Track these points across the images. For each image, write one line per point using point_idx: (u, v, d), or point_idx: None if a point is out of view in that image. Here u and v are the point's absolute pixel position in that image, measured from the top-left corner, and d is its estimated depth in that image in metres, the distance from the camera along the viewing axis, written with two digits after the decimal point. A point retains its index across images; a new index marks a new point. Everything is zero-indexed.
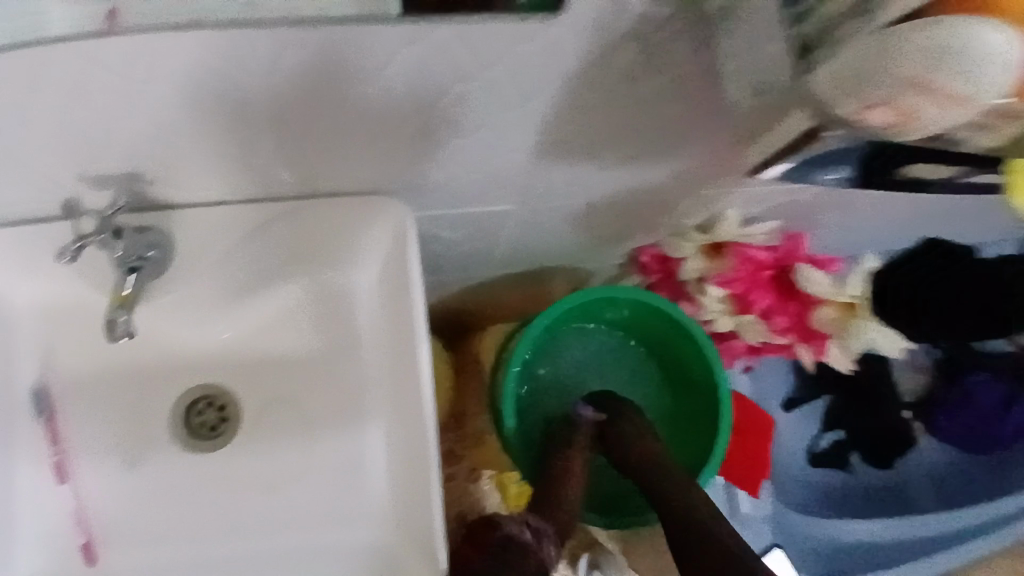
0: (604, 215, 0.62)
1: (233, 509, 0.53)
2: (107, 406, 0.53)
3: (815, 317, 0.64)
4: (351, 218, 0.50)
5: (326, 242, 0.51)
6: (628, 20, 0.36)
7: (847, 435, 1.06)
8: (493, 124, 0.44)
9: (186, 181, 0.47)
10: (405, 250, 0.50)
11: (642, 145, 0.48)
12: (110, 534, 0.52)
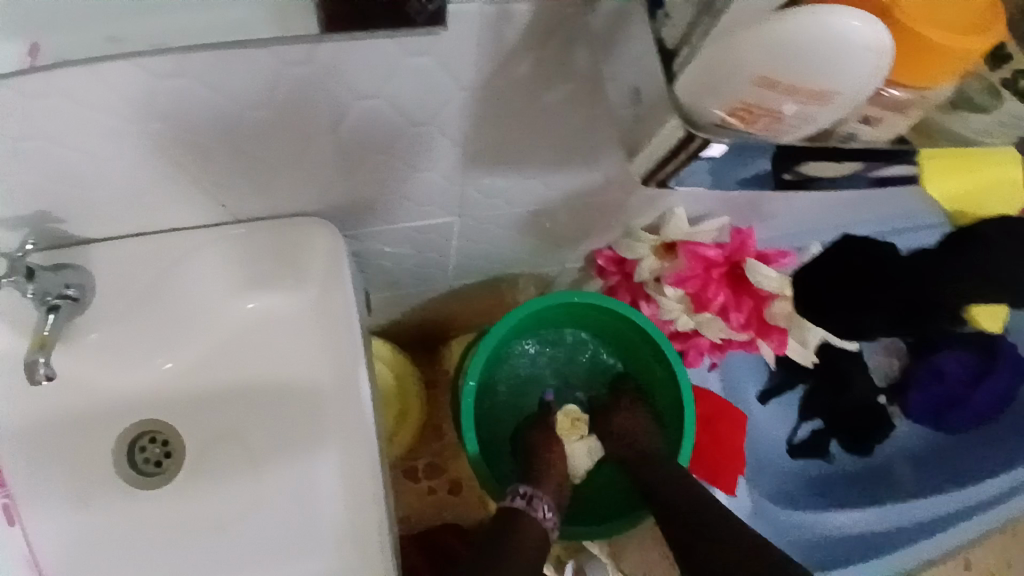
0: (551, 220, 0.62)
1: (182, 546, 0.52)
2: (41, 453, 0.50)
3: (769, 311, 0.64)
4: (281, 238, 0.50)
5: (265, 267, 0.50)
6: (537, 26, 0.36)
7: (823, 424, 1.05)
8: (412, 137, 0.44)
9: (99, 214, 0.46)
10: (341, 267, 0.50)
11: (574, 144, 0.48)
12: None
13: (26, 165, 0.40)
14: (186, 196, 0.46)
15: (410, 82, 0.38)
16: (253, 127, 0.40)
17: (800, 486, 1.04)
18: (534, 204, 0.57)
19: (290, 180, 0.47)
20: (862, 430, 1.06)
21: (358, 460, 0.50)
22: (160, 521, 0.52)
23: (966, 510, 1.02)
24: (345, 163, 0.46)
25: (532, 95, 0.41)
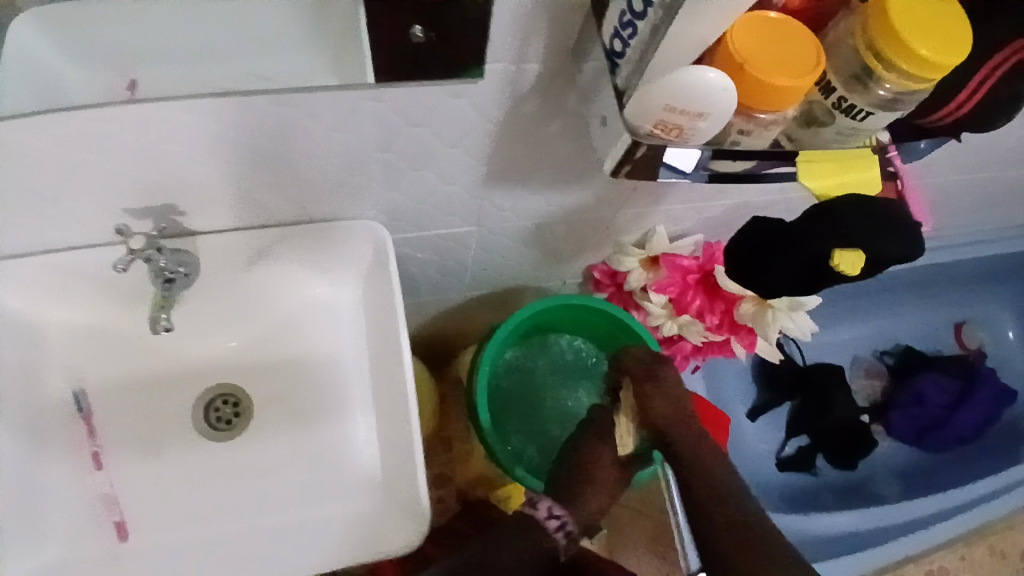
0: (551, 234, 0.74)
1: (238, 486, 0.62)
2: (132, 409, 0.62)
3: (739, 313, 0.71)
4: (333, 235, 0.62)
5: (325, 256, 0.63)
6: (539, 77, 0.49)
7: (810, 440, 1.13)
8: (442, 158, 0.57)
9: (195, 214, 0.59)
10: (383, 257, 0.62)
11: (568, 166, 0.60)
12: (140, 514, 0.60)
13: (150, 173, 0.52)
14: (269, 202, 0.59)
15: (448, 115, 0.51)
16: (327, 147, 0.54)
17: (788, 495, 1.10)
18: (537, 218, 0.69)
19: (345, 191, 0.59)
20: (847, 449, 1.12)
21: (388, 420, 0.61)
22: (219, 473, 0.62)
23: (944, 512, 1.09)
24: (389, 176, 0.58)
25: (534, 124, 0.53)
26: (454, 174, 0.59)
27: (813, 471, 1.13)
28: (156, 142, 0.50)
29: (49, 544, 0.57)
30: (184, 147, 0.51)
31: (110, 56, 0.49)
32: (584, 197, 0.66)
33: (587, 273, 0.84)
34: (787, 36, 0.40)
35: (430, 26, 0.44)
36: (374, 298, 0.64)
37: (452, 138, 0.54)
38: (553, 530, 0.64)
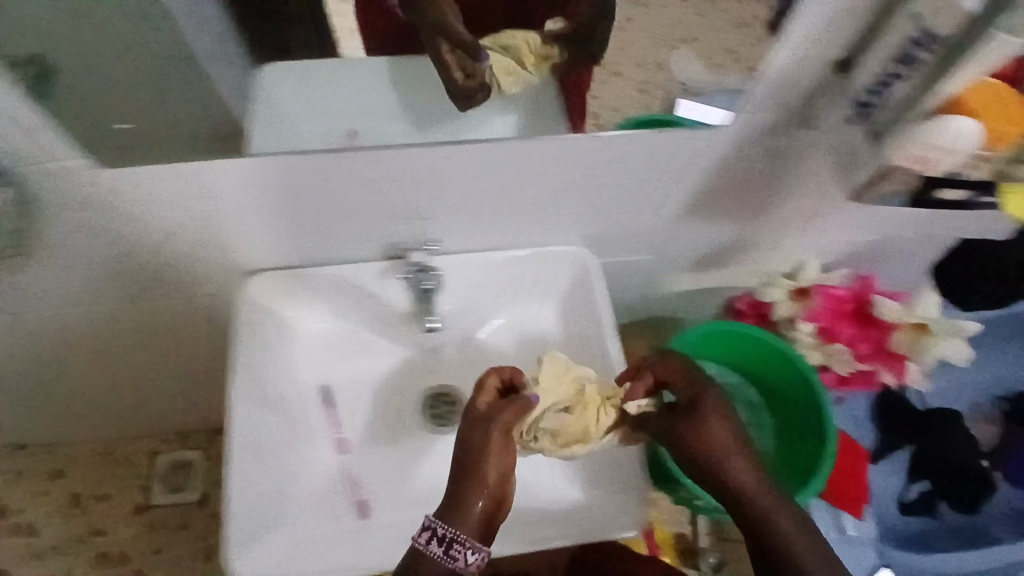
0: (711, 263, 0.84)
1: None
2: (366, 404, 0.73)
3: (893, 340, 0.82)
4: (544, 257, 0.72)
5: (537, 276, 0.73)
6: (754, 109, 0.60)
7: (932, 485, 1.15)
8: (652, 192, 0.68)
9: (439, 235, 0.71)
10: (588, 274, 0.71)
11: (750, 201, 0.71)
12: (375, 493, 0.69)
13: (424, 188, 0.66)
14: (496, 225, 0.71)
15: (671, 143, 0.63)
16: (558, 176, 0.65)
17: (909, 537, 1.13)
18: (707, 248, 0.80)
19: (561, 215, 0.70)
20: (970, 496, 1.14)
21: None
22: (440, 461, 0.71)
23: None
24: (602, 208, 0.70)
25: (736, 156, 0.65)
26: (655, 204, 0.69)
27: (933, 516, 1.15)
28: (430, 168, 0.63)
29: (297, 516, 0.65)
30: (449, 172, 0.64)
31: (405, 108, 0.64)
32: (753, 231, 0.77)
33: (729, 304, 0.93)
34: (1001, 97, 0.52)
35: (694, 53, 0.59)
36: (578, 312, 0.72)
37: (666, 170, 0.66)
38: (438, 555, 0.54)
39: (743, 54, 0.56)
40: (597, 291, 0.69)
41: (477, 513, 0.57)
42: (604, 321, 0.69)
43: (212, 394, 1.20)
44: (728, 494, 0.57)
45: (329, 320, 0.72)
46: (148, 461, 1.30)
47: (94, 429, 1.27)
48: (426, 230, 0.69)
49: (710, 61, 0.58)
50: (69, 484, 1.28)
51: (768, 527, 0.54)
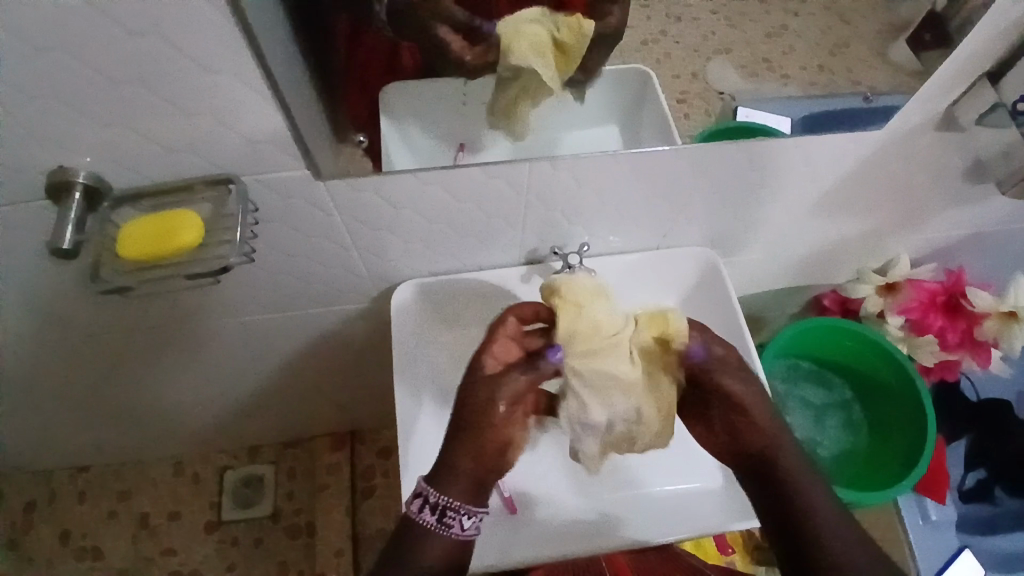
0: (810, 261, 0.87)
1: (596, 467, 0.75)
2: None
3: (982, 330, 0.87)
4: (672, 256, 0.75)
5: (666, 280, 0.76)
6: (901, 123, 0.62)
7: (988, 472, 1.17)
8: (782, 195, 0.70)
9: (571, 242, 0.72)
10: (717, 274, 0.75)
11: (865, 199, 0.74)
12: (521, 492, 0.72)
13: (571, 205, 0.65)
14: (636, 233, 0.72)
15: (815, 154, 0.65)
16: (714, 182, 0.66)
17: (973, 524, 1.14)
18: (813, 245, 0.82)
19: (697, 223, 0.72)
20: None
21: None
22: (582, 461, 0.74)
23: None
24: (731, 211, 0.71)
25: (868, 162, 0.67)
26: (785, 207, 0.72)
27: (994, 501, 1.16)
28: (596, 179, 0.62)
29: None
30: (609, 184, 0.63)
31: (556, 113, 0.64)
32: (860, 226, 0.79)
33: (813, 301, 0.98)
34: None
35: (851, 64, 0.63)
36: (709, 316, 0.75)
37: (802, 176, 0.68)
38: (432, 524, 0.59)
39: (775, 62, 0.66)
40: (732, 297, 0.73)
41: (466, 483, 0.59)
42: (738, 320, 0.72)
43: (287, 409, 1.20)
44: (768, 468, 0.61)
45: (463, 326, 0.73)
46: (214, 479, 1.30)
47: (162, 448, 1.27)
48: (569, 237, 0.70)
49: (745, 69, 0.67)
50: (136, 504, 1.27)
51: (795, 496, 0.59)
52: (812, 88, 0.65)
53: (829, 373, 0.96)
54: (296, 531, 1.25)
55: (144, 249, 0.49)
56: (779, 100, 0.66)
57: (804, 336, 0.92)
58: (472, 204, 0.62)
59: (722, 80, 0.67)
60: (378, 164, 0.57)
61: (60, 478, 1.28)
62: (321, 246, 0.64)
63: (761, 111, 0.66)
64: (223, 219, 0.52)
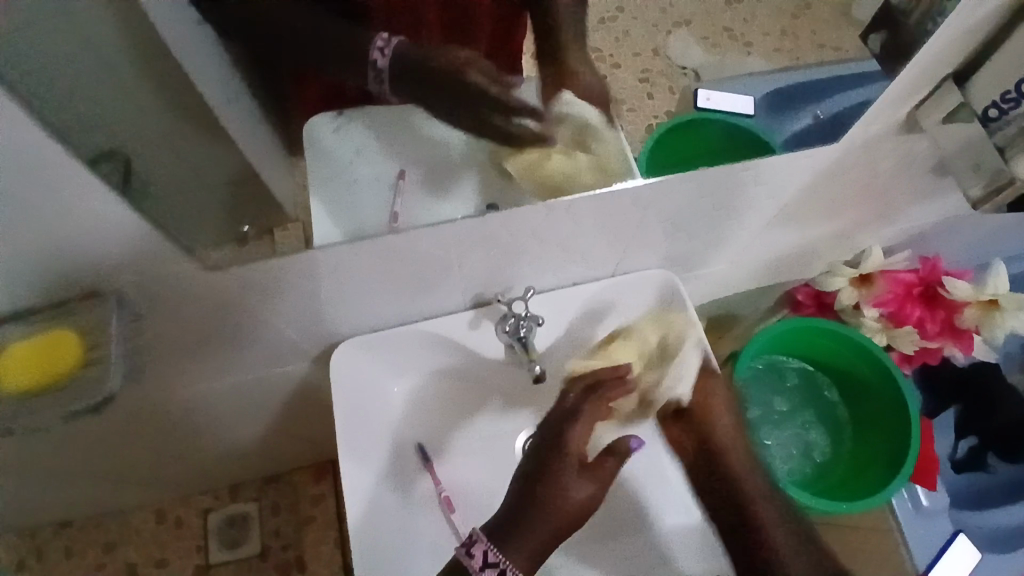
0: (777, 261, 0.83)
1: None
2: (466, 457, 0.71)
3: (963, 318, 0.84)
4: (628, 283, 0.72)
5: (623, 308, 0.73)
6: None
7: (980, 440, 1.15)
8: (737, 201, 0.66)
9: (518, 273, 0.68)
10: (677, 297, 0.72)
11: (828, 194, 0.70)
12: None
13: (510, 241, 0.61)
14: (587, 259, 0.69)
15: None
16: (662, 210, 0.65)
17: (969, 496, 1.13)
18: (776, 244, 0.78)
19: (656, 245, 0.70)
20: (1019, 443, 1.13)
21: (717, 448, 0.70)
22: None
23: None
24: (682, 225, 0.67)
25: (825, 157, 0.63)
26: (745, 220, 0.71)
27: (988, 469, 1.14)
28: (534, 227, 0.63)
29: None
30: (551, 227, 0.64)
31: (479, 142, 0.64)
32: (822, 221, 0.75)
33: (787, 296, 0.94)
34: None
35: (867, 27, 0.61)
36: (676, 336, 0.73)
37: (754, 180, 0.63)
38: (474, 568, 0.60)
39: (737, 30, 0.69)
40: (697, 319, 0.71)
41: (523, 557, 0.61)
42: (700, 341, 0.70)
43: (264, 450, 1.16)
44: None
45: (410, 379, 0.72)
46: (198, 522, 1.26)
47: (142, 496, 1.22)
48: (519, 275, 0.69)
49: (707, 41, 0.69)
50: (122, 555, 1.23)
51: None
52: (776, 54, 0.70)
53: (809, 372, 0.93)
54: (286, 567, 1.22)
55: (16, 375, 0.54)
56: (745, 76, 0.71)
57: (783, 338, 0.89)
58: (411, 256, 0.63)
59: (686, 55, 0.69)
60: (304, 243, 0.59)
61: (44, 536, 1.23)
62: (270, 311, 0.65)
63: (722, 93, 0.70)
64: (95, 331, 0.57)
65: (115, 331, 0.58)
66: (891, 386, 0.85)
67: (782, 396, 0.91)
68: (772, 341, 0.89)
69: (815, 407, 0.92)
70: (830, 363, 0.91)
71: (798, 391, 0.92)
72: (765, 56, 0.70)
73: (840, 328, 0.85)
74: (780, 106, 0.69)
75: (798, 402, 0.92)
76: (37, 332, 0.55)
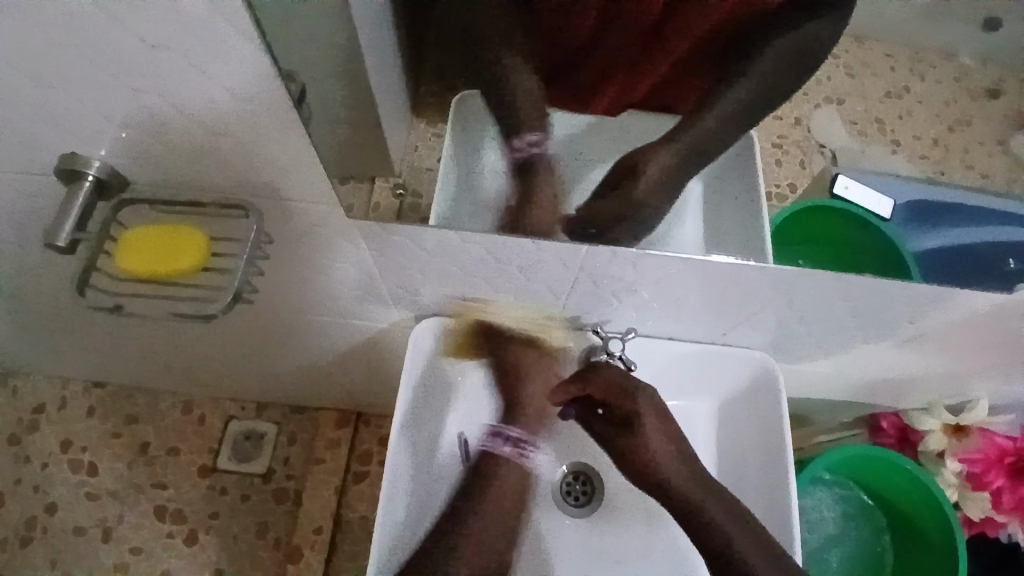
0: (872, 370, 0.79)
1: (591, 563, 0.73)
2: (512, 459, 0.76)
3: None
4: (728, 358, 0.76)
5: (709, 379, 0.77)
6: None
7: None
8: None
9: (632, 305, 0.73)
10: (769, 382, 0.75)
11: None
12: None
13: None
14: (696, 321, 0.74)
15: None
16: (771, 297, 0.70)
17: None
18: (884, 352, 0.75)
19: (764, 325, 0.74)
20: None
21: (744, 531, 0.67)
22: (584, 542, 0.74)
23: None
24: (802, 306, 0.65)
25: None
26: (868, 330, 0.73)
27: None
28: (655, 277, 0.68)
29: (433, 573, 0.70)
30: (672, 279, 0.69)
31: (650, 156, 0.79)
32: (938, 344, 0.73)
33: (869, 418, 0.88)
34: None
35: None
36: (753, 416, 0.75)
37: None
38: (509, 453, 0.76)
39: (887, 124, 0.80)
40: (779, 400, 0.73)
41: None
42: (781, 426, 0.72)
43: (301, 382, 1.17)
44: None
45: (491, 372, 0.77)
46: (219, 425, 1.26)
47: (174, 383, 1.24)
48: (642, 307, 0.73)
49: (853, 124, 0.80)
50: (139, 431, 1.25)
51: None
52: (922, 162, 0.79)
53: (871, 502, 0.88)
54: (284, 496, 1.21)
55: (138, 257, 0.65)
56: (892, 176, 0.81)
57: (850, 462, 0.84)
58: (505, 285, 0.71)
59: (826, 130, 0.80)
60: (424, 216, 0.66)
61: (74, 388, 1.27)
62: (393, 266, 0.71)
63: (861, 184, 0.82)
64: (221, 241, 0.67)
65: (241, 251, 0.67)
66: (947, 553, 0.80)
67: (834, 516, 0.87)
68: (843, 462, 0.84)
69: (862, 537, 0.87)
70: (894, 501, 0.86)
71: (849, 515, 0.88)
72: (910, 157, 0.80)
73: (918, 475, 0.81)
74: (912, 219, 0.80)
75: (846, 528, 0.87)
76: (165, 222, 0.66)
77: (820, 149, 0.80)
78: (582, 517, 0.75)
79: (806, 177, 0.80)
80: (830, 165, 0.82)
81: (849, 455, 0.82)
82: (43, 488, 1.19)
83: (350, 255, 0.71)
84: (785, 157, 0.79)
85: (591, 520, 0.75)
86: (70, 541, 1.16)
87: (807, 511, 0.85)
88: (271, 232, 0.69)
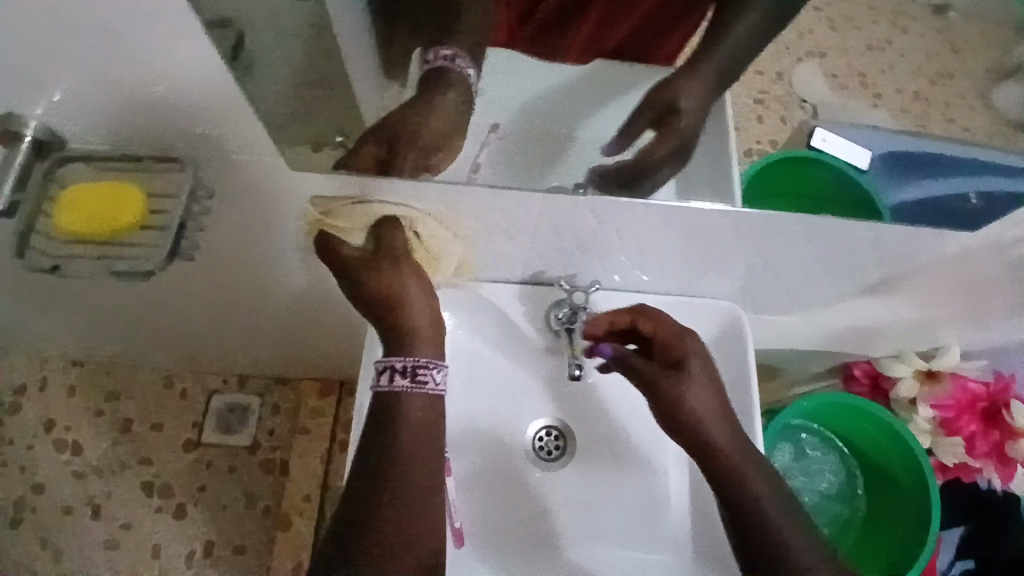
0: (842, 318, 0.80)
1: (565, 511, 0.74)
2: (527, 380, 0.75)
3: (1016, 446, 0.78)
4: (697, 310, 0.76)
5: None
6: None
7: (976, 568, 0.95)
8: None
9: (600, 258, 0.73)
10: (738, 332, 0.75)
11: None
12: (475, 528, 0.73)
13: None
14: (665, 272, 0.74)
15: None
16: (737, 245, 0.70)
17: None
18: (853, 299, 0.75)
19: (734, 277, 0.74)
20: None
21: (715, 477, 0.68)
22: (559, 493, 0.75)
23: None
24: None
25: None
26: (836, 278, 0.73)
27: None
28: (621, 228, 0.68)
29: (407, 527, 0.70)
30: (637, 230, 0.69)
31: None
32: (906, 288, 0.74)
33: (844, 367, 0.89)
34: None
35: None
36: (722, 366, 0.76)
37: None
38: None
39: (871, 77, 0.80)
40: (748, 349, 0.74)
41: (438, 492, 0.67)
42: (750, 375, 0.73)
43: (282, 352, 1.16)
44: None
45: (461, 334, 0.77)
46: (202, 399, 1.26)
47: (154, 358, 1.23)
48: (610, 260, 0.73)
49: (836, 78, 0.79)
50: (121, 408, 1.24)
51: None
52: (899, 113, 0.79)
53: (844, 449, 0.90)
54: (270, 466, 1.21)
55: (73, 214, 0.64)
56: (870, 129, 0.80)
57: (822, 410, 0.85)
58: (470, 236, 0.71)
59: (809, 85, 0.79)
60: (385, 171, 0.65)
61: (53, 366, 1.26)
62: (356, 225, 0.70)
63: (839, 136, 0.81)
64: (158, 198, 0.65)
65: (177, 206, 0.66)
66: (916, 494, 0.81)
67: (808, 463, 0.88)
68: (816, 410, 0.85)
69: (835, 483, 0.89)
70: (866, 447, 0.87)
71: (824, 462, 0.89)
72: (889, 111, 0.79)
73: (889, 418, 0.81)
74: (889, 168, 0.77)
75: (821, 475, 0.88)
76: (102, 179, 0.65)
77: (801, 103, 0.80)
78: (556, 470, 0.76)
79: (785, 133, 0.79)
80: (810, 118, 0.81)
81: (821, 402, 0.83)
82: (28, 467, 1.19)
83: (315, 215, 0.70)
84: (768, 114, 0.76)
85: (566, 472, 0.76)
86: (58, 517, 1.16)
87: (784, 459, 0.86)
88: (232, 193, 0.67)
